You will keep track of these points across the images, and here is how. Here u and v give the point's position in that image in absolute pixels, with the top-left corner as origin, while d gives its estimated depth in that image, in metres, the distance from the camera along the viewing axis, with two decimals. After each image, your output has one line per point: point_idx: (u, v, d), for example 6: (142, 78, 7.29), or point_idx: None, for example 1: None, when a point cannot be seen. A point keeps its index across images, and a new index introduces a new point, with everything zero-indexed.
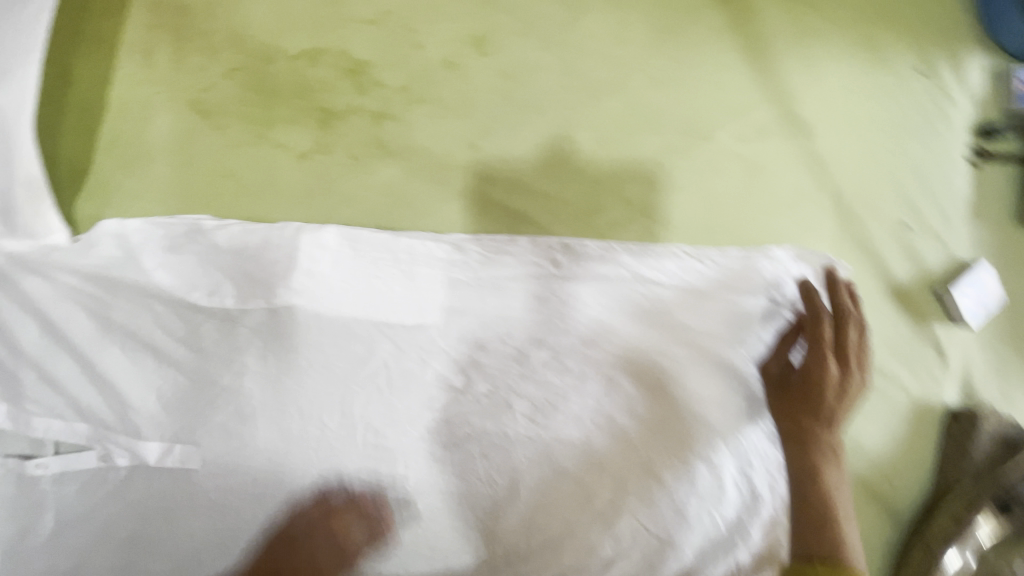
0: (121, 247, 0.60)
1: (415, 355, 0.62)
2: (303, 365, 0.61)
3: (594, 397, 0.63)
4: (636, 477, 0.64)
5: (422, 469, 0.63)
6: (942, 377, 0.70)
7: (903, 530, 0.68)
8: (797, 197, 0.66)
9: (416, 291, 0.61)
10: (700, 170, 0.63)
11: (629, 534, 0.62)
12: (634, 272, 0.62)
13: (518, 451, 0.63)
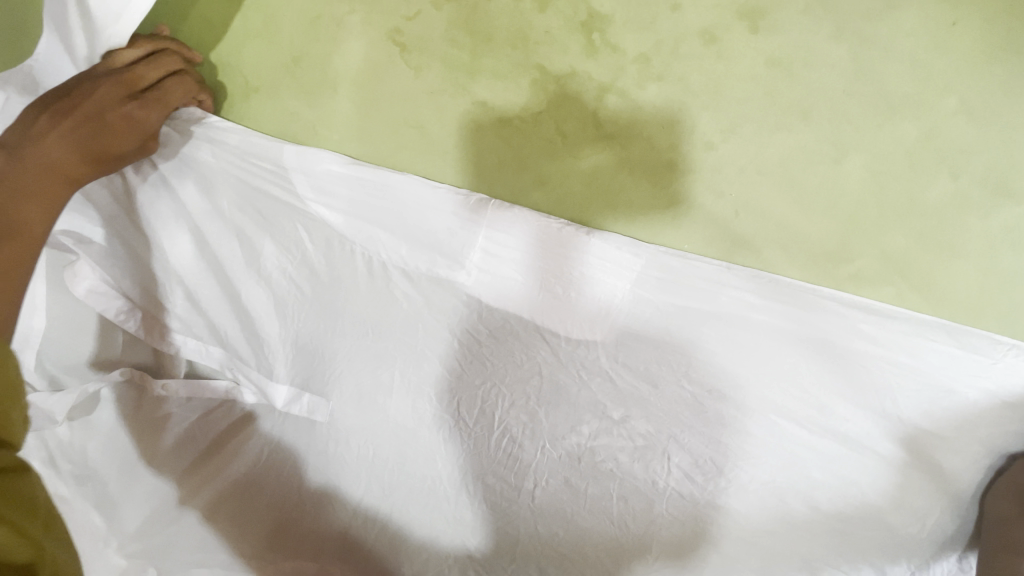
0: (285, 183, 0.56)
1: (564, 363, 0.56)
2: (458, 351, 0.58)
3: (769, 468, 0.55)
4: (780, 560, 0.56)
5: (538, 475, 0.59)
6: None
7: None
8: None
9: (597, 306, 0.54)
10: (996, 238, 0.48)
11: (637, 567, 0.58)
12: (840, 331, 0.51)
13: (660, 502, 0.57)
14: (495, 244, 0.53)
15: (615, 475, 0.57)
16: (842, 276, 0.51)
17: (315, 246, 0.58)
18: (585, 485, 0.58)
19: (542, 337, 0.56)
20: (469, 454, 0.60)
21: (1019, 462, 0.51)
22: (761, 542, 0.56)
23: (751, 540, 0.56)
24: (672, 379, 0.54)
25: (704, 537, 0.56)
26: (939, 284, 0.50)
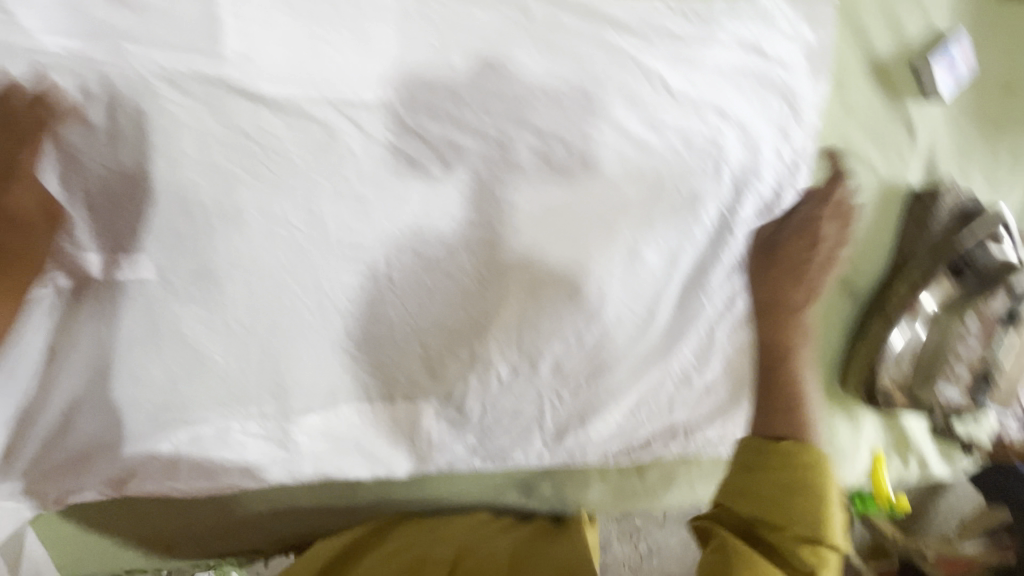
0: (100, 34, 0.47)
1: (437, 172, 0.56)
2: (384, 172, 0.55)
3: (620, 280, 0.63)
4: (647, 356, 0.67)
5: (414, 274, 0.59)
6: (906, 164, 0.67)
7: (851, 338, 0.71)
8: (870, 94, 0.65)
9: (468, 159, 0.56)
10: (816, 90, 0.62)
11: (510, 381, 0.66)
12: (676, 103, 0.58)
13: (534, 335, 0.64)
14: (427, 104, 0.53)
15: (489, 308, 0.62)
16: (726, 114, 0.59)
17: (211, 124, 0.51)
18: (524, 257, 0.60)
19: (423, 191, 0.56)
20: (394, 330, 0.61)
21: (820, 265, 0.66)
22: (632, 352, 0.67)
23: (616, 345, 0.66)
24: (575, 229, 0.60)
25: (616, 363, 0.67)
26: None
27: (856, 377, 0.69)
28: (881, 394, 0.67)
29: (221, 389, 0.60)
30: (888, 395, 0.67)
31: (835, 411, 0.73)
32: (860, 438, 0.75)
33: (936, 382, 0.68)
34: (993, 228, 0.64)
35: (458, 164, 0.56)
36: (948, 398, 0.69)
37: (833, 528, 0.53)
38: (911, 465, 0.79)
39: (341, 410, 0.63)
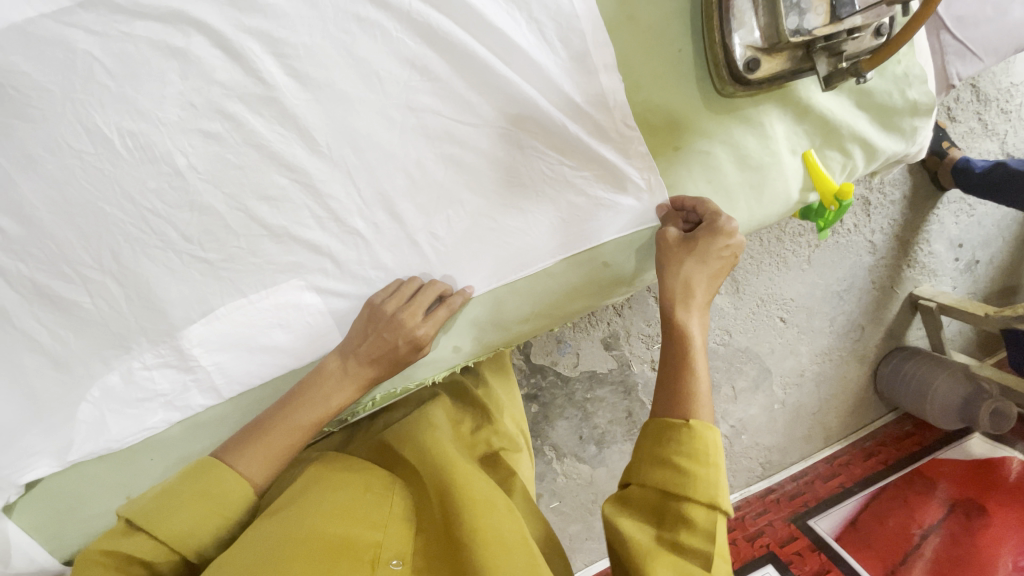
0: None
1: (175, 43, 0.55)
2: (132, 62, 0.55)
3: (419, 79, 0.60)
4: (486, 143, 0.63)
5: (216, 152, 0.58)
6: None
7: (698, 33, 0.63)
8: None
9: (197, 17, 0.55)
10: None
11: (369, 227, 0.63)
12: None
13: (363, 170, 0.62)
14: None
15: (302, 154, 0.60)
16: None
17: None
18: (311, 97, 0.59)
19: (173, 65, 0.56)
20: (223, 212, 0.60)
21: None
22: (472, 147, 0.63)
23: (451, 146, 0.63)
24: (342, 45, 0.58)
25: (465, 166, 0.63)
26: None
27: (716, 70, 0.61)
28: (743, 67, 0.58)
29: (106, 335, 0.62)
30: (751, 62, 0.58)
31: (726, 123, 0.65)
32: (772, 140, 0.67)
33: (784, 19, 0.55)
34: None
35: (193, 24, 0.55)
36: (803, 31, 0.55)
37: (713, 489, 0.49)
38: (857, 153, 0.69)
39: (219, 311, 0.62)
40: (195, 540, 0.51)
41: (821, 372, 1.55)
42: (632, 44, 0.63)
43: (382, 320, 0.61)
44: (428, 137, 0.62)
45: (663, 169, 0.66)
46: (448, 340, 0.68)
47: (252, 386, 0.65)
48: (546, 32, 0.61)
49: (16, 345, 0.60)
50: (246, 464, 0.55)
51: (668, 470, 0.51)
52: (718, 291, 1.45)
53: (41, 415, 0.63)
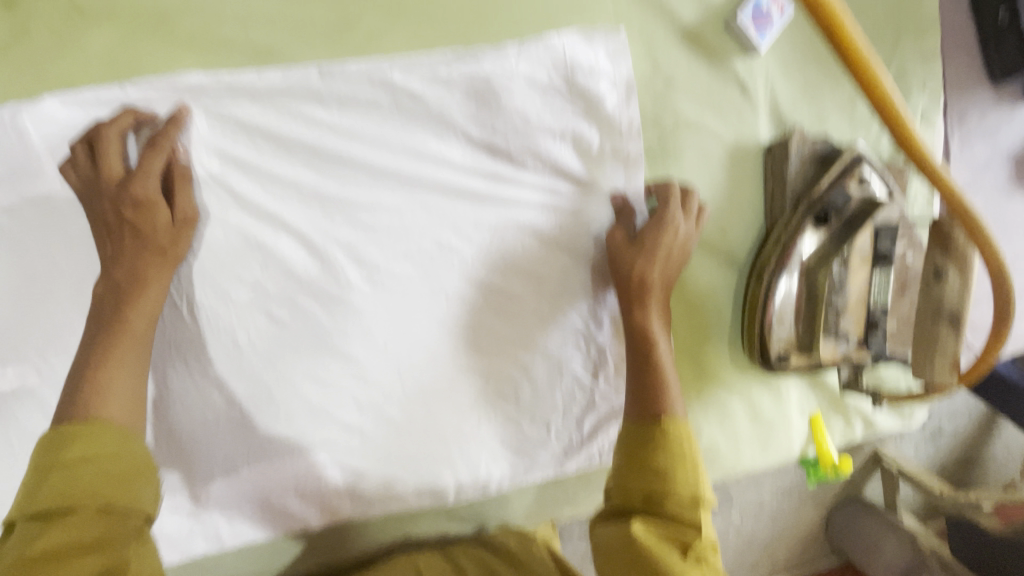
0: None
1: (262, 234, 0.58)
2: (218, 247, 0.58)
3: (479, 298, 0.64)
4: (527, 359, 0.67)
5: (279, 332, 0.61)
6: (751, 117, 0.63)
7: (738, 303, 0.68)
8: (687, 65, 0.60)
9: (290, 220, 0.58)
10: (619, 71, 0.59)
11: (401, 416, 0.66)
12: (483, 121, 0.59)
13: (410, 365, 0.65)
14: (240, 171, 0.57)
15: (356, 345, 0.63)
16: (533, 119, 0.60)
17: (48, 238, 0.56)
18: (378, 299, 0.62)
19: (257, 253, 0.59)
20: (270, 386, 0.63)
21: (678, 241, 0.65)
22: (512, 363, 0.66)
23: (495, 357, 0.66)
24: (419, 264, 0.62)
25: (506, 379, 0.67)
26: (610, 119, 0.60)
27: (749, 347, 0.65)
28: (774, 357, 0.62)
29: None
30: (783, 355, 0.62)
31: (750, 381, 0.71)
32: (785, 402, 0.72)
33: (821, 337, 0.61)
34: (854, 170, 0.60)
35: (285, 227, 0.59)
36: (837, 354, 0.61)
37: (694, 482, 0.53)
38: (857, 424, 0.75)
39: (243, 471, 0.64)
40: (102, 492, 0.45)
41: (778, 508, 1.53)
42: (677, 302, 0.67)
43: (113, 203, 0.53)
44: (477, 347, 0.66)
45: (684, 410, 0.70)
46: (450, 523, 0.73)
47: (256, 541, 0.67)
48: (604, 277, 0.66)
49: None
50: (113, 404, 0.50)
51: (652, 475, 0.52)
52: None
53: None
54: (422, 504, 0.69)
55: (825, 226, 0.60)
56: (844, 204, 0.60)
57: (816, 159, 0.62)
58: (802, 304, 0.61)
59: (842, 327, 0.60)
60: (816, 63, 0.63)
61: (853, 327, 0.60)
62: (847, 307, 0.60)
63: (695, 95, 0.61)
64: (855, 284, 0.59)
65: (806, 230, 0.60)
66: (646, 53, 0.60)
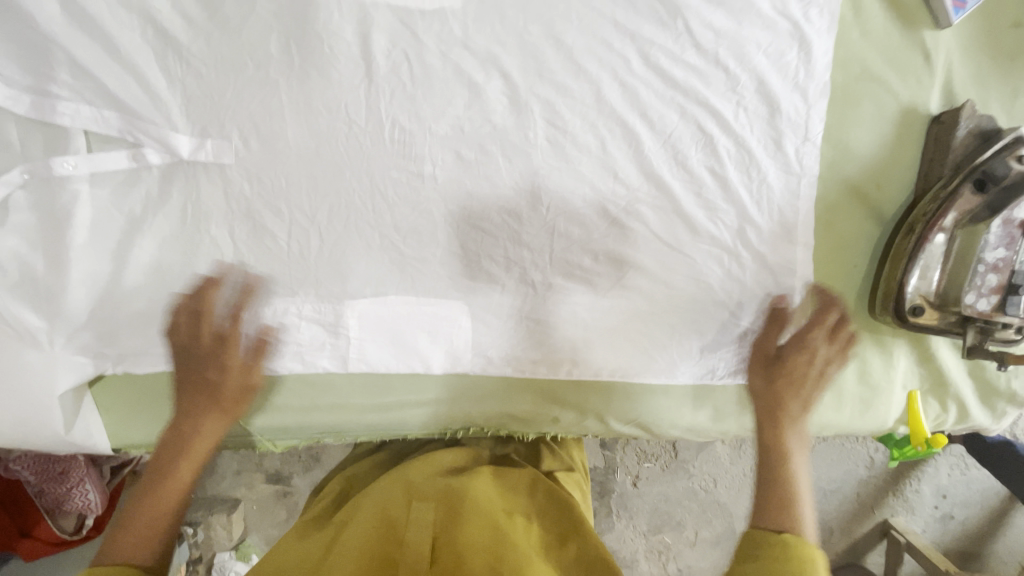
0: None
1: (472, 69, 0.63)
2: (432, 75, 0.63)
3: (641, 190, 0.68)
4: (666, 261, 0.70)
5: (459, 169, 0.65)
6: (928, 83, 0.68)
7: (875, 258, 0.71)
8: (884, 23, 0.66)
9: (503, 65, 0.63)
10: (826, 10, 0.65)
11: (539, 283, 0.69)
12: (696, 20, 0.64)
13: (559, 236, 0.69)
14: (477, 9, 0.62)
15: (521, 203, 0.67)
16: (745, 28, 0.64)
17: (289, 25, 0.60)
18: (553, 165, 0.67)
19: (464, 89, 0.63)
20: (437, 222, 0.66)
21: (834, 182, 0.69)
22: (651, 261, 0.70)
23: (639, 251, 0.69)
24: (601, 140, 0.66)
25: (643, 274, 0.70)
26: (810, 55, 0.65)
27: (882, 298, 0.69)
28: (907, 310, 0.66)
29: (277, 271, 0.66)
30: (917, 308, 0.66)
31: (865, 339, 0.73)
32: (894, 370, 0.74)
33: (963, 292, 0.65)
34: (1015, 148, 0.64)
35: (497, 70, 0.63)
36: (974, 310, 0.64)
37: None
38: (953, 411, 0.77)
39: (389, 297, 0.67)
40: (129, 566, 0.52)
41: None
42: (821, 244, 0.71)
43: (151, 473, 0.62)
44: (626, 236, 0.69)
45: (798, 351, 0.73)
46: (554, 409, 0.72)
47: (371, 373, 0.68)
48: (762, 199, 0.68)
49: (199, 244, 0.65)
50: (121, 548, 0.55)
51: None
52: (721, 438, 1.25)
53: (180, 318, 0.65)
54: (534, 375, 0.71)
55: (983, 193, 0.64)
56: (1003, 174, 0.63)
57: (980, 134, 0.67)
58: (947, 262, 0.65)
59: (984, 286, 0.64)
60: (988, 52, 0.69)
61: (996, 287, 0.64)
62: (997, 267, 0.64)
63: (884, 51, 0.67)
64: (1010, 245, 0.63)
65: (962, 193, 0.64)
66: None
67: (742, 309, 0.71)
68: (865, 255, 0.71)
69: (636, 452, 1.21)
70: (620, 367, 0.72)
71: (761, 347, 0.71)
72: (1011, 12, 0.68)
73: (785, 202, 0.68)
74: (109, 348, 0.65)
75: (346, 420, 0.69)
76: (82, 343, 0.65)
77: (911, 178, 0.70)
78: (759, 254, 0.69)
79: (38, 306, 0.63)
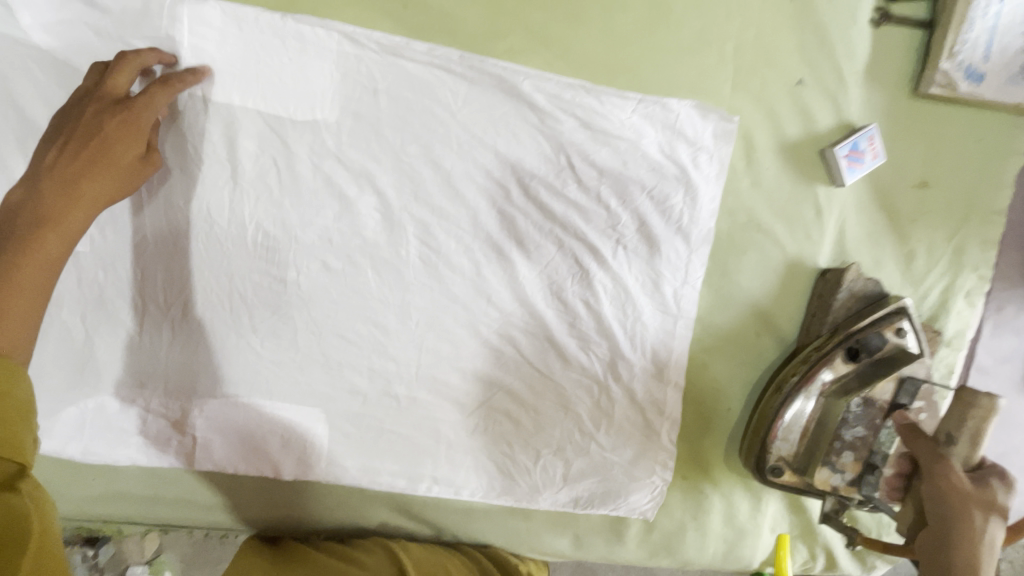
0: (78, 50, 0.56)
1: (344, 182, 0.61)
2: (302, 184, 0.61)
3: (514, 314, 0.66)
4: (535, 386, 0.68)
5: (324, 277, 0.64)
6: (817, 238, 0.67)
7: (750, 405, 0.70)
8: (777, 175, 0.65)
9: (377, 181, 0.62)
10: (716, 158, 0.63)
11: (403, 396, 0.68)
12: (581, 156, 0.62)
13: (426, 351, 0.67)
14: (352, 124, 0.60)
15: (387, 316, 0.65)
16: (629, 168, 0.63)
17: (154, 122, 0.58)
18: (424, 281, 0.65)
19: (335, 201, 0.62)
20: (301, 327, 0.65)
21: (714, 326, 0.68)
22: (520, 385, 0.68)
23: (508, 374, 0.68)
24: (475, 262, 0.65)
25: (512, 397, 0.68)
26: (697, 200, 0.64)
27: (747, 447, 0.67)
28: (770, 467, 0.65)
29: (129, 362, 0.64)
30: (777, 466, 0.65)
31: (734, 482, 0.72)
32: (762, 515, 0.73)
33: (820, 463, 0.63)
34: (894, 318, 0.64)
35: (370, 185, 0.62)
36: (829, 483, 0.63)
37: None
38: (820, 559, 0.75)
39: (243, 399, 0.65)
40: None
41: None
42: (697, 385, 0.69)
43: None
44: (496, 358, 0.67)
45: (664, 488, 0.71)
46: (411, 521, 0.71)
47: (220, 471, 0.67)
48: (636, 338, 0.67)
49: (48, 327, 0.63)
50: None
51: None
52: None
53: None
54: (392, 488, 0.69)
55: (854, 361, 0.63)
56: (877, 347, 0.62)
57: (864, 298, 0.66)
58: (811, 425, 0.64)
59: (843, 461, 0.62)
60: (887, 212, 0.67)
61: (853, 464, 0.62)
62: (854, 446, 0.62)
63: (775, 203, 0.65)
64: (870, 424, 0.62)
65: (834, 357, 0.63)
66: (744, 147, 0.64)
67: (610, 441, 0.69)
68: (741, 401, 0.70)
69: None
70: (481, 486, 0.70)
71: (622, 478, 0.70)
72: (913, 174, 0.67)
73: (661, 342, 0.67)
74: None
75: (194, 512, 0.69)
76: None
77: (794, 329, 0.69)
78: (633, 391, 0.68)
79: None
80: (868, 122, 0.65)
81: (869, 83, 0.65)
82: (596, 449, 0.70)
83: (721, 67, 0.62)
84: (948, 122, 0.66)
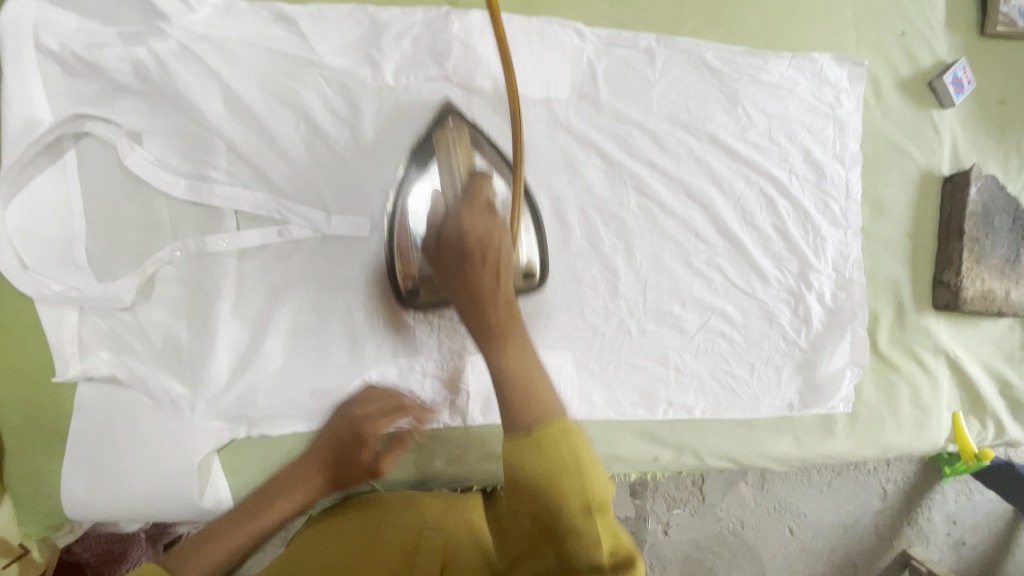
0: (364, 65, 0.68)
1: (576, 149, 0.74)
2: (542, 153, 0.73)
3: (717, 245, 0.78)
4: (742, 304, 0.79)
5: (563, 232, 0.75)
6: (939, 151, 0.83)
7: (913, 295, 0.83)
8: (900, 104, 0.82)
9: (599, 143, 0.74)
10: (855, 96, 0.80)
11: (635, 331, 0.77)
12: (755, 105, 0.77)
13: (650, 287, 0.77)
14: (580, 99, 0.73)
15: (616, 260, 0.76)
16: (791, 111, 0.78)
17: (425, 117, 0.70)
18: (643, 225, 0.76)
19: (569, 167, 0.74)
20: (548, 277, 0.74)
21: (873, 231, 0.82)
22: (729, 305, 0.79)
23: (719, 297, 0.79)
24: (682, 203, 0.77)
25: (724, 318, 0.79)
26: (846, 131, 0.80)
27: (919, 300, 0.84)
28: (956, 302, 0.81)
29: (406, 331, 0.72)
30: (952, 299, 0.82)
31: (912, 366, 0.84)
32: (940, 393, 0.84)
33: (981, 283, 0.82)
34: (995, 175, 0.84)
35: (595, 150, 0.74)
36: (987, 295, 0.82)
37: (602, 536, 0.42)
38: (990, 427, 0.87)
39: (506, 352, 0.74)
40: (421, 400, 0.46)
41: None
42: (870, 284, 0.82)
43: (351, 424, 0.66)
44: (707, 284, 0.78)
45: (860, 380, 0.82)
46: (653, 448, 0.78)
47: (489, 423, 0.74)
48: (818, 249, 0.80)
49: (334, 308, 0.70)
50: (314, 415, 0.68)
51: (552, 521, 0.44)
52: (744, 480, 1.29)
53: (315, 377, 0.70)
54: (633, 416, 0.77)
55: (988, 203, 0.82)
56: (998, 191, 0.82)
57: (986, 190, 0.82)
58: (972, 258, 0.81)
59: (992, 276, 0.82)
60: (983, 125, 0.84)
61: (997, 277, 0.82)
62: (999, 262, 0.82)
63: (901, 126, 0.82)
64: (999, 249, 0.82)
65: (976, 205, 0.81)
66: (871, 86, 0.81)
67: (809, 344, 0.80)
68: (905, 292, 0.83)
69: (666, 498, 1.25)
70: (709, 403, 0.79)
71: (826, 375, 0.80)
72: (996, 93, 0.85)
73: (838, 249, 0.80)
74: (244, 411, 0.68)
75: (466, 470, 0.74)
76: (218, 405, 0.67)
77: (935, 227, 0.83)
78: (822, 294, 0.80)
79: (183, 375, 0.67)
80: (958, 58, 0.83)
81: (952, 28, 0.83)
82: (799, 352, 0.80)
83: (845, 26, 0.80)
84: (1011, 50, 0.86)
